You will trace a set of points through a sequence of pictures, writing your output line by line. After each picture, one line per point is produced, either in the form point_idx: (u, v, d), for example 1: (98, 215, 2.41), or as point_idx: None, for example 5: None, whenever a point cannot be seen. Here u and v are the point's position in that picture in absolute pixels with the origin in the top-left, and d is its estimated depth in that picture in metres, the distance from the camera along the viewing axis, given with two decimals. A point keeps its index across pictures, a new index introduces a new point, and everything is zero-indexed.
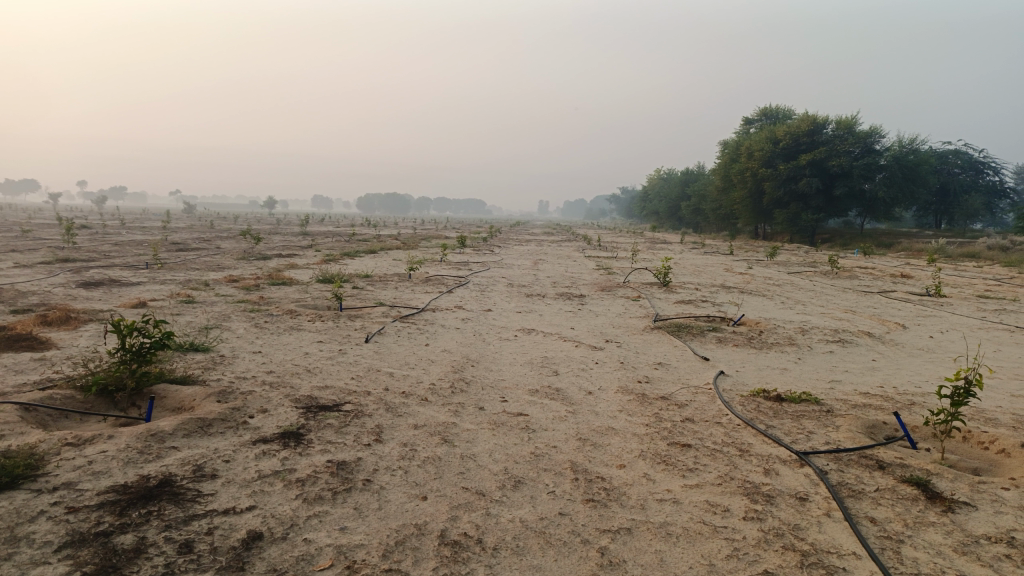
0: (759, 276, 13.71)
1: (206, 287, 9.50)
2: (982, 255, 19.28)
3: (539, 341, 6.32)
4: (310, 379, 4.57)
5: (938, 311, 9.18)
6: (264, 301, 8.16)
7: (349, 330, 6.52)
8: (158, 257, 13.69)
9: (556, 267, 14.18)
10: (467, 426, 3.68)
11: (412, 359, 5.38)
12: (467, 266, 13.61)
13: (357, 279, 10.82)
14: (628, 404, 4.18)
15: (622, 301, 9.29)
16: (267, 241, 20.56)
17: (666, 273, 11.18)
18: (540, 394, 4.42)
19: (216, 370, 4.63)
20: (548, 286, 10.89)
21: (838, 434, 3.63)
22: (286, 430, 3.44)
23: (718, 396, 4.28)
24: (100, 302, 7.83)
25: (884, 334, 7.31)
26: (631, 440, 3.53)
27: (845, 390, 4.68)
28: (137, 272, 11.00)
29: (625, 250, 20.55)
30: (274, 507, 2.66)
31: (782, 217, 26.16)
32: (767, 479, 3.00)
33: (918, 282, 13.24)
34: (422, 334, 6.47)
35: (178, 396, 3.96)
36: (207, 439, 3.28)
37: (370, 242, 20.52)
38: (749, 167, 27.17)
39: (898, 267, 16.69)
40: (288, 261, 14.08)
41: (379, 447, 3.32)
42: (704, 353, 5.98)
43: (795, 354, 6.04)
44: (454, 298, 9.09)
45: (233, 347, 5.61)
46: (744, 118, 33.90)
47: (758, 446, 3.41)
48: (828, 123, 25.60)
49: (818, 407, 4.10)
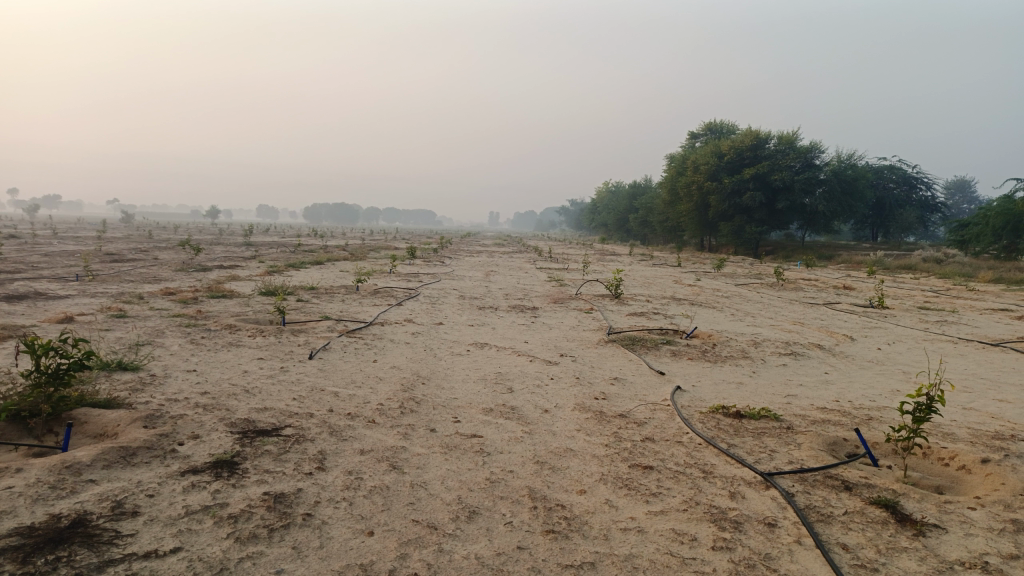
0: (709, 288, 13.81)
1: (140, 300, 9.02)
2: (918, 267, 19.89)
3: (491, 356, 6.12)
4: (248, 401, 4.28)
5: (883, 323, 9.33)
6: (202, 315, 7.76)
7: (292, 346, 6.21)
8: (90, 268, 13.05)
9: (507, 279, 14.03)
10: (417, 451, 3.46)
11: (359, 376, 5.12)
12: (417, 277, 13.36)
13: (302, 291, 10.46)
14: (586, 423, 4.02)
15: (574, 314, 9.17)
16: (208, 251, 19.89)
17: (618, 285, 11.13)
18: (493, 413, 4.22)
19: (145, 392, 4.29)
20: (500, 298, 10.72)
21: (801, 452, 3.52)
22: (219, 459, 3.16)
23: (677, 413, 4.16)
24: (21, 316, 7.32)
25: (834, 346, 7.35)
26: (591, 462, 3.37)
27: (804, 405, 4.62)
28: (65, 284, 10.40)
29: (576, 262, 20.53)
30: (202, 549, 2.40)
31: (727, 229, 26.60)
32: (733, 504, 2.86)
33: (861, 294, 13.50)
34: (370, 350, 6.20)
35: (101, 421, 3.63)
36: (129, 471, 2.98)
37: (316, 253, 20.02)
38: (695, 181, 27.56)
39: (840, 279, 17.07)
40: (230, 272, 13.58)
41: (322, 476, 3.07)
42: (660, 367, 5.87)
43: (750, 367, 5.97)
44: (403, 311, 8.83)
45: (165, 365, 5.25)
46: (690, 132, 34.48)
47: (722, 467, 3.29)
48: (771, 138, 26.17)
49: (778, 424, 4.01)
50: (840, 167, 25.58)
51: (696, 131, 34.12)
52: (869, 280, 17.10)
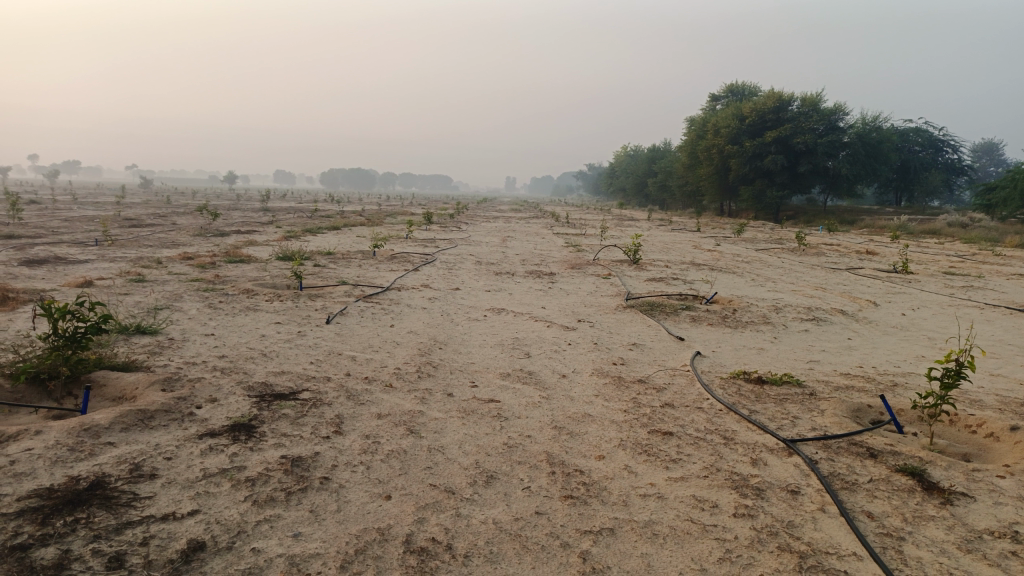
0: (728, 253, 13.63)
1: (159, 265, 9.06)
2: (942, 232, 19.52)
3: (509, 321, 6.08)
4: (265, 365, 4.27)
5: (907, 289, 9.16)
6: (220, 279, 7.78)
7: (309, 311, 6.20)
8: (109, 233, 13.12)
9: (525, 244, 13.94)
10: (434, 415, 3.43)
11: (376, 341, 5.10)
12: (434, 242, 13.30)
13: (320, 256, 10.44)
14: (604, 389, 3.97)
15: (592, 279, 9.09)
16: (226, 216, 19.94)
17: (636, 251, 11.01)
18: (511, 378, 4.19)
19: (164, 356, 4.30)
20: (517, 263, 10.65)
21: (825, 419, 3.46)
22: (236, 423, 3.15)
23: (697, 379, 4.10)
24: (41, 281, 7.37)
25: (857, 311, 7.23)
26: (610, 428, 3.33)
27: (826, 371, 4.54)
28: (85, 249, 10.47)
29: (594, 227, 20.40)
30: (219, 512, 2.39)
31: (748, 193, 26.20)
32: (756, 471, 2.81)
33: (885, 259, 13.26)
34: (387, 315, 6.19)
35: (119, 384, 3.63)
36: (147, 434, 2.98)
37: (334, 219, 20.00)
38: (716, 144, 27.11)
39: (863, 244, 16.78)
40: (247, 237, 13.61)
41: (339, 440, 3.06)
42: (679, 332, 5.80)
43: (771, 333, 5.89)
44: (420, 276, 8.80)
45: (184, 329, 5.26)
46: (711, 95, 33.84)
47: (743, 433, 3.23)
48: (794, 100, 25.61)
49: (800, 390, 3.94)
50: (864, 129, 25.02)
51: (717, 94, 33.47)
52: (893, 245, 16.79)
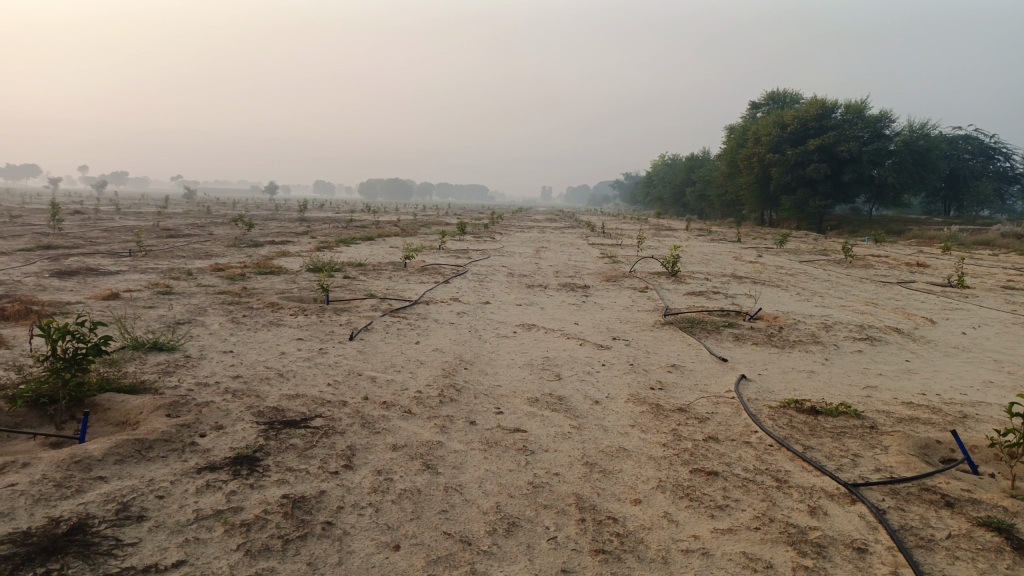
0: (771, 265, 13.16)
1: (188, 276, 8.98)
2: (996, 243, 18.66)
3: (539, 339, 5.77)
4: (280, 386, 4.04)
5: (964, 304, 8.61)
6: (247, 292, 7.62)
7: (333, 326, 5.98)
8: (145, 243, 13.17)
9: (559, 255, 13.68)
10: (454, 447, 3.15)
11: (399, 360, 4.85)
12: (467, 254, 13.10)
13: (350, 268, 10.28)
14: (641, 418, 3.65)
15: (628, 292, 8.75)
16: (262, 227, 20.00)
17: (674, 263, 10.63)
18: (539, 404, 3.88)
19: (175, 376, 4.10)
20: (551, 276, 10.35)
21: (889, 458, 3.08)
22: (239, 454, 2.91)
23: (743, 408, 3.75)
24: (68, 293, 7.29)
25: (913, 330, 6.77)
26: (647, 465, 3.00)
27: (886, 400, 4.14)
28: (118, 260, 10.47)
29: (630, 238, 20.05)
30: (207, 564, 2.13)
31: (789, 203, 25.50)
32: (815, 523, 2.46)
33: (938, 272, 12.64)
34: (413, 330, 5.94)
35: (124, 408, 3.43)
36: (143, 468, 2.75)
37: (370, 229, 19.92)
38: (756, 152, 26.48)
39: (913, 256, 16.12)
40: (280, 248, 13.55)
41: (349, 476, 2.80)
42: (721, 352, 5.43)
43: (821, 354, 5.48)
44: (450, 289, 8.55)
45: (202, 346, 5.08)
46: (750, 102, 33.19)
47: (798, 475, 2.88)
48: (838, 107, 24.88)
49: (860, 422, 3.56)
50: (911, 137, 24.15)
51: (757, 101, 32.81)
52: (945, 257, 16.07)
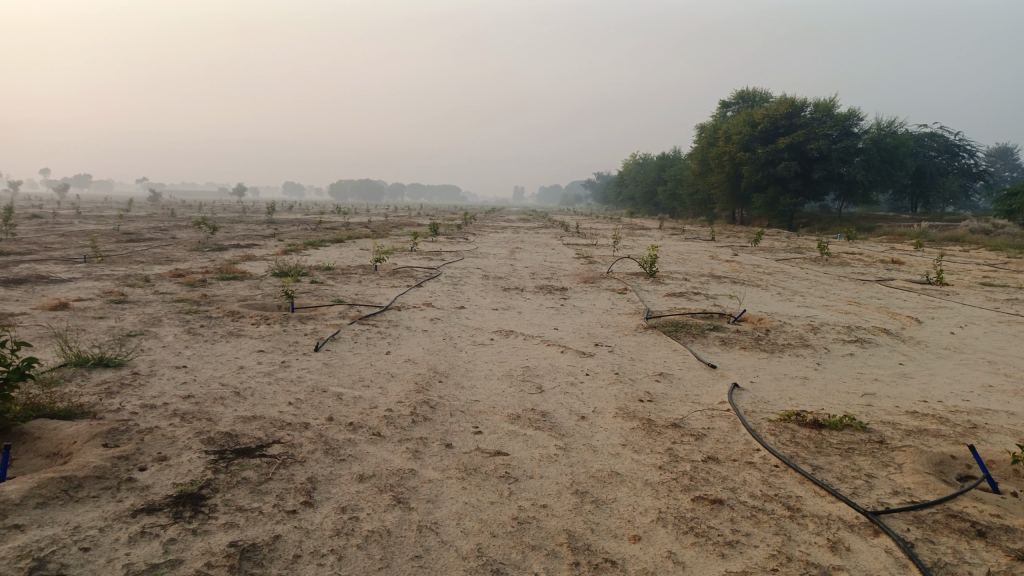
0: (748, 264, 13.00)
1: (145, 283, 8.51)
2: (966, 239, 18.75)
3: (518, 347, 5.45)
4: (236, 407, 3.67)
5: (947, 302, 8.48)
6: (207, 300, 7.20)
7: (297, 336, 5.60)
8: (102, 249, 12.60)
9: (534, 256, 13.37)
10: (428, 477, 2.82)
11: (368, 373, 4.50)
12: (439, 256, 12.75)
13: (318, 272, 9.87)
14: (632, 435, 3.35)
15: (607, 294, 8.49)
16: (228, 230, 19.40)
17: (652, 264, 10.38)
18: (520, 421, 3.57)
19: (119, 398, 3.71)
20: (527, 278, 10.04)
21: (905, 479, 2.82)
22: (184, 492, 2.55)
23: (741, 423, 3.46)
24: (13, 304, 6.81)
25: (900, 330, 6.58)
26: (643, 493, 2.70)
27: (888, 409, 3.89)
28: (71, 267, 9.92)
29: (604, 237, 19.86)
30: None
31: (761, 201, 25.49)
32: (839, 562, 2.18)
33: (915, 269, 12.56)
34: (383, 340, 5.59)
35: (55, 437, 3.04)
36: (67, 512, 2.37)
37: (340, 232, 19.30)
38: (726, 151, 26.48)
39: (886, 253, 16.12)
40: (246, 252, 13.05)
41: (309, 515, 2.45)
42: (709, 359, 5.16)
43: (812, 358, 5.25)
44: (423, 294, 8.20)
45: (153, 360, 4.68)
46: (720, 101, 33.26)
47: (811, 502, 2.60)
48: (807, 106, 24.92)
49: (867, 436, 3.30)
50: (879, 135, 24.28)
51: (727, 100, 32.85)
52: (918, 254, 16.04)
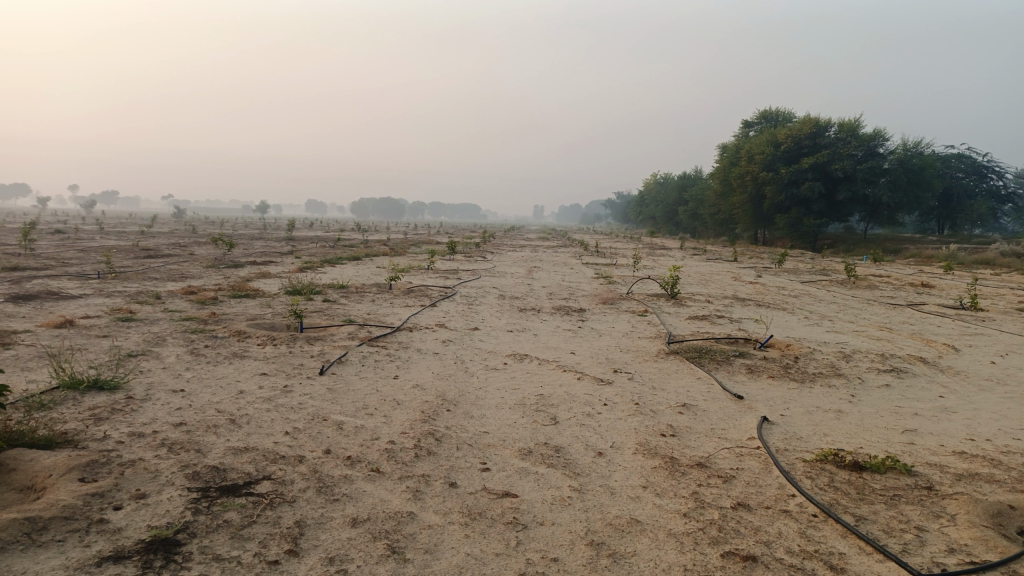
0: (773, 286, 12.64)
1: (156, 301, 8.37)
2: (997, 262, 18.24)
3: (532, 372, 5.18)
4: (229, 437, 3.44)
5: (983, 329, 8.11)
6: (215, 319, 7.02)
7: (303, 358, 5.38)
8: (118, 265, 12.55)
9: (552, 276, 13.14)
10: (428, 522, 2.56)
11: (373, 400, 4.26)
12: (456, 275, 12.53)
13: (331, 291, 9.68)
14: (654, 476, 3.07)
15: (626, 317, 8.21)
16: (246, 246, 19.34)
17: (673, 286, 10.08)
18: (532, 457, 3.30)
19: (107, 425, 3.50)
20: (544, 298, 9.78)
21: (960, 533, 2.51)
22: (158, 538, 2.32)
23: (774, 463, 3.17)
24: (18, 321, 6.67)
25: (937, 359, 6.23)
26: (666, 546, 2.42)
27: (933, 449, 3.58)
28: (85, 283, 9.83)
29: (624, 257, 19.61)
30: None
31: (783, 221, 25.08)
32: None
33: (947, 293, 12.13)
34: (392, 363, 5.35)
35: (29, 468, 2.82)
36: (26, 559, 2.14)
37: (358, 249, 19.17)
38: (749, 171, 26.13)
39: (915, 275, 15.70)
40: (261, 269, 12.93)
41: (292, 567, 2.20)
42: (735, 388, 4.86)
43: (846, 390, 4.92)
44: (437, 314, 7.97)
45: (150, 383, 4.48)
46: (743, 121, 32.98)
47: (856, 561, 2.31)
48: (831, 126, 24.55)
49: (913, 482, 2.99)
50: (905, 156, 23.83)
51: (749, 120, 32.58)
52: (949, 277, 15.60)
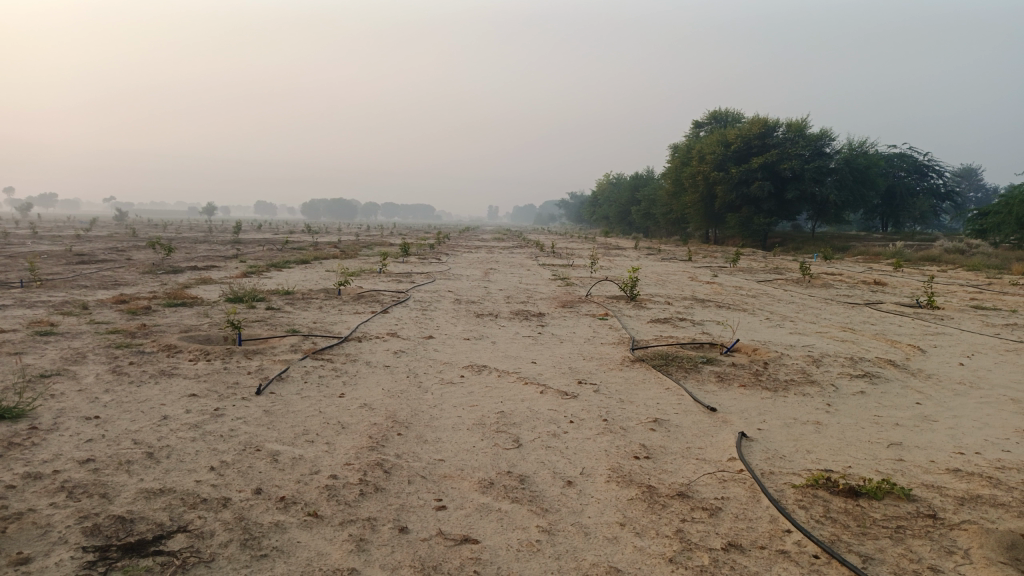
0: (729, 286, 12.52)
1: (82, 311, 7.72)
2: (942, 259, 18.57)
3: (490, 386, 4.80)
4: (144, 476, 2.97)
5: (944, 328, 8.02)
6: (144, 331, 6.46)
7: (239, 375, 4.89)
8: (45, 272, 11.73)
9: (509, 278, 12.78)
10: None
11: (315, 424, 3.83)
12: (408, 278, 12.05)
13: (275, 297, 9.11)
14: (631, 510, 2.73)
15: (587, 321, 7.89)
16: (188, 251, 18.48)
17: (633, 287, 9.82)
18: (493, 490, 2.93)
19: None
20: (501, 302, 9.40)
21: (979, 572, 2.23)
22: None
23: (762, 490, 2.86)
24: None
25: (906, 362, 6.05)
26: None
27: (925, 466, 3.31)
28: (4, 293, 9.06)
29: (580, 257, 19.35)
30: None
31: (734, 220, 25.19)
32: None
33: (901, 291, 12.14)
34: (338, 379, 4.90)
35: None
36: None
37: (306, 251, 18.45)
38: (700, 171, 26.21)
39: (866, 273, 15.82)
40: (201, 274, 12.26)
41: None
42: (708, 400, 4.57)
43: (822, 398, 4.67)
44: (388, 322, 7.53)
45: (59, 410, 3.95)
46: (694, 122, 33.17)
47: None
48: (779, 126, 24.76)
49: (916, 510, 2.70)
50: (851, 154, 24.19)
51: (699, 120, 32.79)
52: (899, 274, 15.78)
